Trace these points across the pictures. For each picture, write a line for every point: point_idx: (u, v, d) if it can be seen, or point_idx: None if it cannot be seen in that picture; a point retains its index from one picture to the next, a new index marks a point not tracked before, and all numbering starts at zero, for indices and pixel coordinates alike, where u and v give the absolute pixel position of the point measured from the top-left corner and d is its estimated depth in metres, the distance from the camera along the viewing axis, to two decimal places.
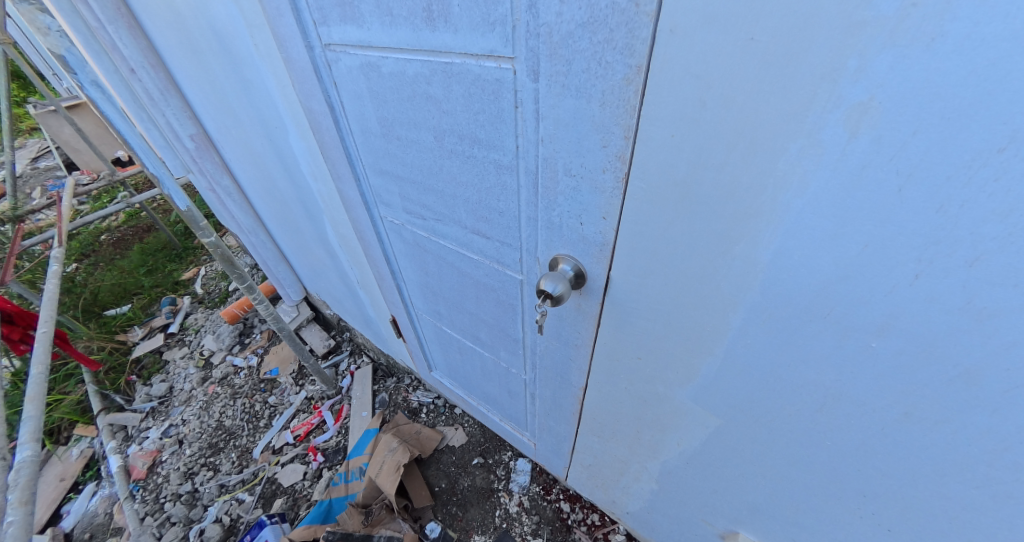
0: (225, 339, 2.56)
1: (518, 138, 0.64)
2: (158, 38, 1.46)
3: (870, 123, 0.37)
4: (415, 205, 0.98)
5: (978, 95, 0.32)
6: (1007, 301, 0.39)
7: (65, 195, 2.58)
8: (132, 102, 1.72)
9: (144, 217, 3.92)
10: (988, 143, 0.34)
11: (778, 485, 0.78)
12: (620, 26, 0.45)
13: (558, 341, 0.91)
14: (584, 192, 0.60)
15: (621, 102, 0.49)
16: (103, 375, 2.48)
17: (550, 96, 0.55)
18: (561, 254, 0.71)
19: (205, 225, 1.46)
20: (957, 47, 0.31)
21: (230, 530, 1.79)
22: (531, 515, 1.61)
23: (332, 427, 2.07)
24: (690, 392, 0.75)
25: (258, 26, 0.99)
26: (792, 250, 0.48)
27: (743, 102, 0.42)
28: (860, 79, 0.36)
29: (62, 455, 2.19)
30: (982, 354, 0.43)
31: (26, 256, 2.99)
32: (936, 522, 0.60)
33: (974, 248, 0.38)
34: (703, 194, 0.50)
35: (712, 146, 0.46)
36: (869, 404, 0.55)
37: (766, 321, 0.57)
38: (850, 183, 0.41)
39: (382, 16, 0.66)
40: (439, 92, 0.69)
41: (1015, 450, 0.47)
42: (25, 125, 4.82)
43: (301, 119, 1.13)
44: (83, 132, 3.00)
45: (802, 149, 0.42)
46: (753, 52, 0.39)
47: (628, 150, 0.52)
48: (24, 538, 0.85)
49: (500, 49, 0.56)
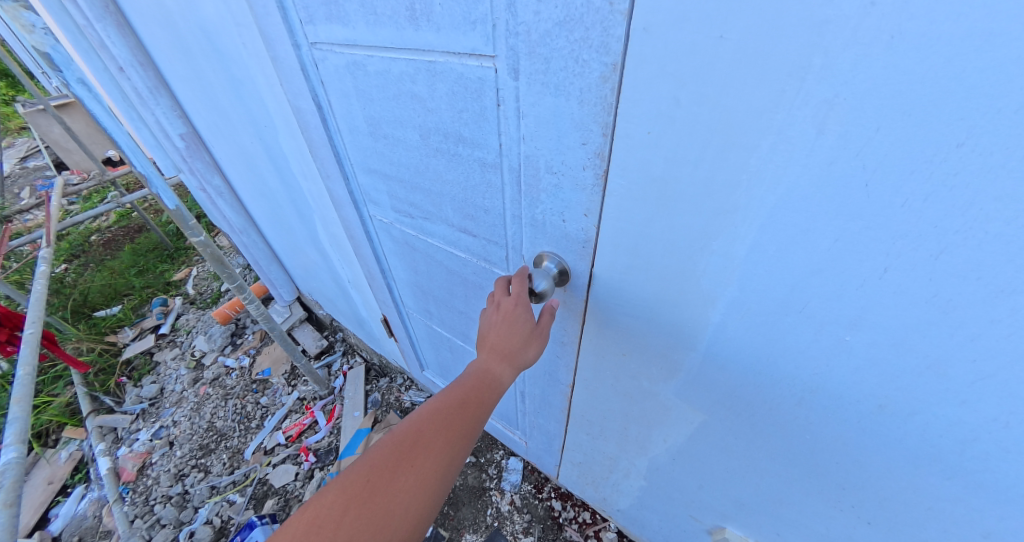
0: (217, 339, 2.55)
1: (501, 136, 0.64)
2: (148, 37, 1.45)
3: (837, 119, 0.38)
4: (403, 203, 0.98)
5: (939, 91, 0.33)
6: (973, 293, 0.40)
7: (54, 195, 2.55)
8: (121, 100, 1.71)
9: (135, 217, 3.90)
10: (949, 138, 0.35)
11: (763, 481, 0.78)
12: (596, 24, 0.45)
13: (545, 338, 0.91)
14: (566, 189, 0.61)
15: (598, 100, 0.50)
16: (93, 376, 2.46)
17: (531, 94, 0.55)
18: (545, 251, 0.72)
19: (194, 225, 1.46)
20: (915, 45, 0.32)
21: (221, 531, 1.79)
22: (522, 514, 1.61)
23: (324, 427, 2.06)
24: (674, 387, 0.76)
25: (245, 25, 0.99)
26: (766, 245, 0.49)
27: (715, 99, 0.42)
28: (825, 76, 0.37)
29: (50, 457, 2.16)
30: (950, 346, 0.44)
31: (14, 257, 2.96)
32: (913, 514, 0.61)
33: (938, 242, 0.39)
34: (680, 192, 0.51)
35: (688, 143, 0.47)
36: (845, 397, 0.56)
37: (744, 317, 0.58)
38: (819, 178, 0.42)
39: (367, 15, 0.66)
40: (424, 90, 0.69)
41: (983, 440, 0.48)
42: (14, 125, 4.77)
43: (289, 119, 1.14)
44: (72, 131, 3.00)
45: (773, 144, 0.42)
46: (723, 49, 0.39)
47: (606, 147, 0.53)
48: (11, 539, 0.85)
49: (482, 47, 0.57)
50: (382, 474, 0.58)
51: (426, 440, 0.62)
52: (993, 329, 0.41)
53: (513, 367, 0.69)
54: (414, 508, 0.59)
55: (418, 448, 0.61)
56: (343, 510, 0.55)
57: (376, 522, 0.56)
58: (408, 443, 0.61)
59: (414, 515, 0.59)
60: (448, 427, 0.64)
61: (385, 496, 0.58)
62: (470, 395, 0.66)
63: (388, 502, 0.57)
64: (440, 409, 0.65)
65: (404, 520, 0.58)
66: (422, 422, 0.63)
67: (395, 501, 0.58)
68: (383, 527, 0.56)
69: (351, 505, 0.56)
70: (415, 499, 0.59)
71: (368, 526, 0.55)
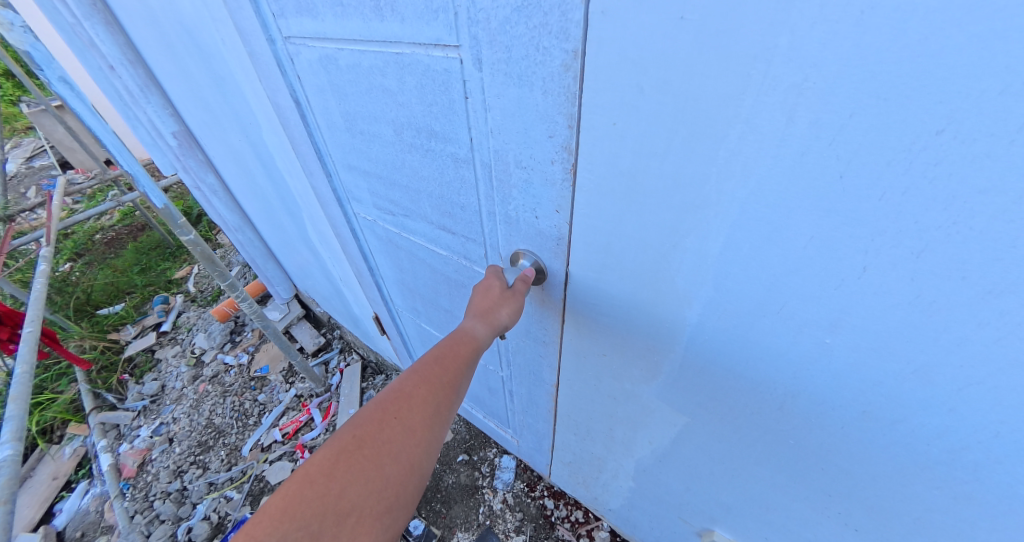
0: (216, 337, 2.57)
1: (471, 131, 0.62)
2: (136, 34, 1.44)
3: (807, 106, 0.35)
4: (384, 201, 0.96)
5: (915, 72, 0.30)
6: (956, 294, 0.37)
7: (55, 194, 2.57)
8: (114, 98, 1.72)
9: (138, 216, 3.94)
10: (928, 124, 0.31)
11: (750, 485, 0.76)
12: (554, 8, 0.42)
13: (527, 338, 0.89)
14: (537, 185, 0.59)
15: (562, 90, 0.47)
16: (95, 374, 2.48)
17: (495, 85, 0.53)
18: (521, 250, 0.70)
19: (183, 223, 1.45)
20: (886, 21, 0.29)
21: (218, 527, 1.80)
22: (515, 512, 1.60)
23: (320, 425, 2.07)
24: (656, 389, 0.74)
25: (222, 20, 0.97)
26: (740, 242, 0.47)
27: (680, 86, 0.40)
28: (792, 59, 0.34)
29: (54, 453, 2.19)
30: (936, 350, 0.41)
31: (19, 256, 2.99)
32: (901, 523, 0.59)
33: (919, 239, 0.36)
34: (649, 186, 0.48)
35: (655, 133, 0.44)
36: (827, 402, 0.53)
37: (721, 317, 0.55)
38: (791, 170, 0.39)
39: (333, 7, 0.64)
40: (394, 83, 0.66)
41: (972, 449, 0.45)
42: (21, 125, 4.82)
43: (271, 115, 1.12)
44: (73, 131, 3.03)
45: (741, 134, 0.39)
46: (684, 32, 0.37)
47: (573, 140, 0.50)
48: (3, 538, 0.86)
49: (446, 37, 0.54)
50: (370, 426, 0.55)
51: (413, 391, 0.58)
52: (980, 332, 0.38)
53: (496, 317, 0.66)
54: (408, 459, 0.55)
55: (405, 398, 0.57)
56: (332, 464, 0.52)
57: (368, 474, 0.53)
58: (395, 395, 0.58)
59: (407, 467, 0.55)
60: (435, 377, 0.60)
61: (375, 448, 0.54)
62: (453, 346, 0.63)
63: (378, 454, 0.54)
64: (421, 365, 0.61)
65: (396, 472, 0.54)
66: (408, 376, 0.60)
67: (385, 457, 0.54)
68: (376, 479, 0.53)
69: (339, 458, 0.52)
70: (407, 449, 0.56)
71: (359, 478, 0.52)
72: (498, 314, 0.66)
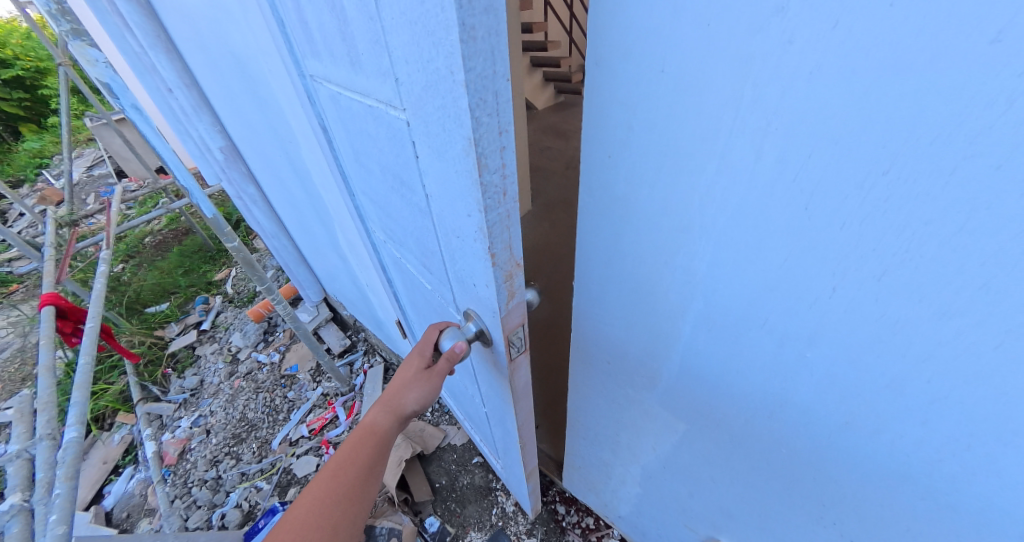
0: (251, 337, 2.74)
1: (423, 188, 0.65)
2: (192, 60, 1.59)
3: (773, 143, 0.40)
4: (385, 225, 1.02)
5: (858, 121, 0.34)
6: (915, 313, 0.41)
7: (114, 201, 2.81)
8: (170, 116, 1.89)
9: (183, 221, 4.23)
10: (875, 165, 0.36)
11: (748, 492, 0.78)
12: (450, 96, 0.43)
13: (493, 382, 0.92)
14: (470, 252, 0.61)
15: (468, 174, 0.49)
16: (143, 367, 2.69)
17: (428, 154, 0.56)
18: (472, 310, 0.73)
19: (228, 231, 1.59)
20: (830, 79, 0.34)
21: (249, 515, 1.92)
22: (527, 515, 1.64)
23: (344, 422, 2.18)
24: (657, 396, 0.78)
25: (269, 52, 1.08)
26: (723, 261, 0.52)
27: (662, 126, 0.46)
28: (755, 108, 0.39)
29: (105, 439, 2.39)
30: (905, 365, 0.44)
31: (80, 258, 3.28)
32: (892, 534, 0.61)
33: (879, 263, 0.40)
34: (642, 207, 0.54)
35: (645, 164, 0.50)
36: (812, 411, 0.56)
37: (711, 329, 0.59)
38: (763, 199, 0.44)
39: (326, 55, 0.70)
40: (371, 129, 0.71)
41: (948, 462, 0.48)
42: (83, 137, 5.27)
43: (308, 134, 1.22)
44: (129, 142, 3.30)
45: (718, 168, 0.45)
46: (664, 83, 0.43)
47: (485, 221, 0.52)
48: (71, 509, 0.97)
49: (392, 99, 0.57)
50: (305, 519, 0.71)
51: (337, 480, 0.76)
52: (942, 350, 0.41)
53: (401, 407, 0.84)
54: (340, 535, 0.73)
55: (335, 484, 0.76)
56: None
57: None
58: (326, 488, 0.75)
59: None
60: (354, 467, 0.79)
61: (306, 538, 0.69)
62: (363, 440, 0.82)
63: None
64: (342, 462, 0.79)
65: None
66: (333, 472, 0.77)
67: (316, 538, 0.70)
68: None
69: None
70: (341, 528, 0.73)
71: None
72: (405, 403, 0.84)
